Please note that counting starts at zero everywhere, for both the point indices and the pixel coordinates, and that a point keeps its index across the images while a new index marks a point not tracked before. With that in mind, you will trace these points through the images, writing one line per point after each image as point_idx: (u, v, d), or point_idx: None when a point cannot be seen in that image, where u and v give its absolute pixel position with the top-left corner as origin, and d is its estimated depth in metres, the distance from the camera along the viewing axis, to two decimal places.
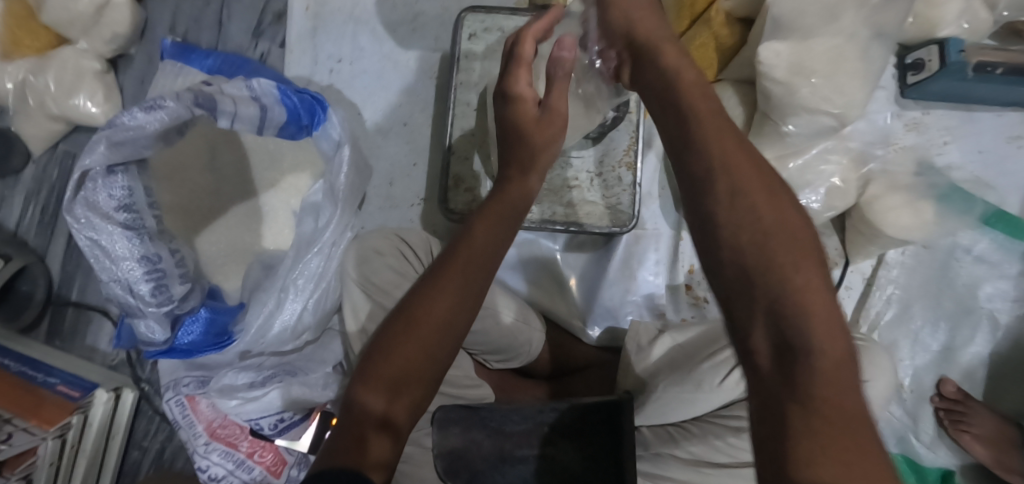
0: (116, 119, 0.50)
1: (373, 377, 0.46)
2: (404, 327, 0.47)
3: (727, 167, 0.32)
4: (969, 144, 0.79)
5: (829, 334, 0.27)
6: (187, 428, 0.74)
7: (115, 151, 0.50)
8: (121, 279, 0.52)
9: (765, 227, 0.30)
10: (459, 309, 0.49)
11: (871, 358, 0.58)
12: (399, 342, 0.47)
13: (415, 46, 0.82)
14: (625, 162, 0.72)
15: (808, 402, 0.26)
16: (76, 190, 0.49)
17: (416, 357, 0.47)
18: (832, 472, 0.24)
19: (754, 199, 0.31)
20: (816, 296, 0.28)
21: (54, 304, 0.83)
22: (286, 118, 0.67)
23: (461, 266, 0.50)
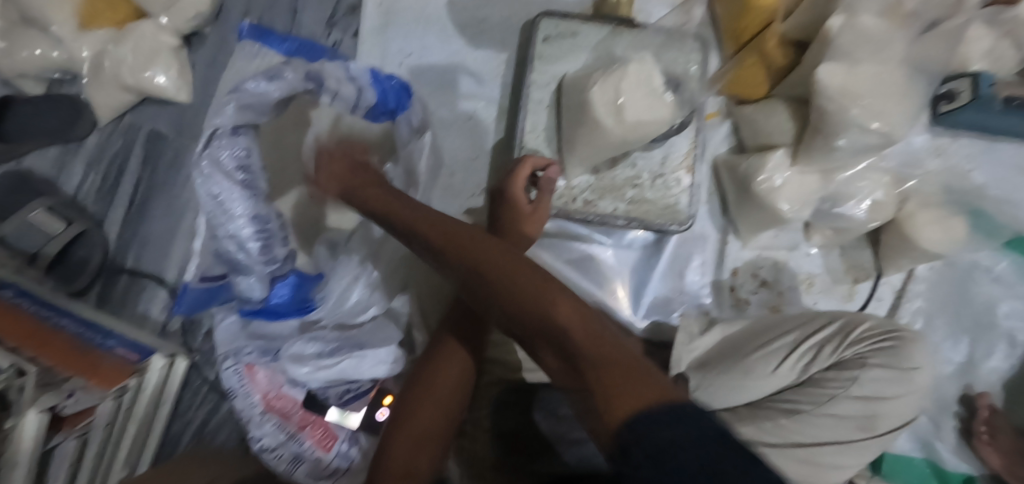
0: (243, 85, 0.53)
1: (397, 440, 0.59)
2: (419, 400, 0.61)
3: (489, 263, 0.49)
4: (991, 173, 0.85)
5: (563, 315, 0.43)
6: (242, 398, 0.73)
7: (241, 113, 0.53)
8: (233, 235, 0.54)
9: (508, 271, 0.48)
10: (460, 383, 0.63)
11: (914, 346, 0.64)
12: (415, 412, 0.60)
13: (481, 45, 0.87)
14: (684, 165, 0.76)
15: (585, 358, 0.40)
16: (207, 143, 0.52)
17: (433, 416, 0.60)
18: (615, 398, 0.36)
19: (497, 262, 0.49)
20: (525, 290, 0.46)
21: (107, 269, 0.83)
22: (377, 101, 0.69)
23: (451, 358, 0.64)
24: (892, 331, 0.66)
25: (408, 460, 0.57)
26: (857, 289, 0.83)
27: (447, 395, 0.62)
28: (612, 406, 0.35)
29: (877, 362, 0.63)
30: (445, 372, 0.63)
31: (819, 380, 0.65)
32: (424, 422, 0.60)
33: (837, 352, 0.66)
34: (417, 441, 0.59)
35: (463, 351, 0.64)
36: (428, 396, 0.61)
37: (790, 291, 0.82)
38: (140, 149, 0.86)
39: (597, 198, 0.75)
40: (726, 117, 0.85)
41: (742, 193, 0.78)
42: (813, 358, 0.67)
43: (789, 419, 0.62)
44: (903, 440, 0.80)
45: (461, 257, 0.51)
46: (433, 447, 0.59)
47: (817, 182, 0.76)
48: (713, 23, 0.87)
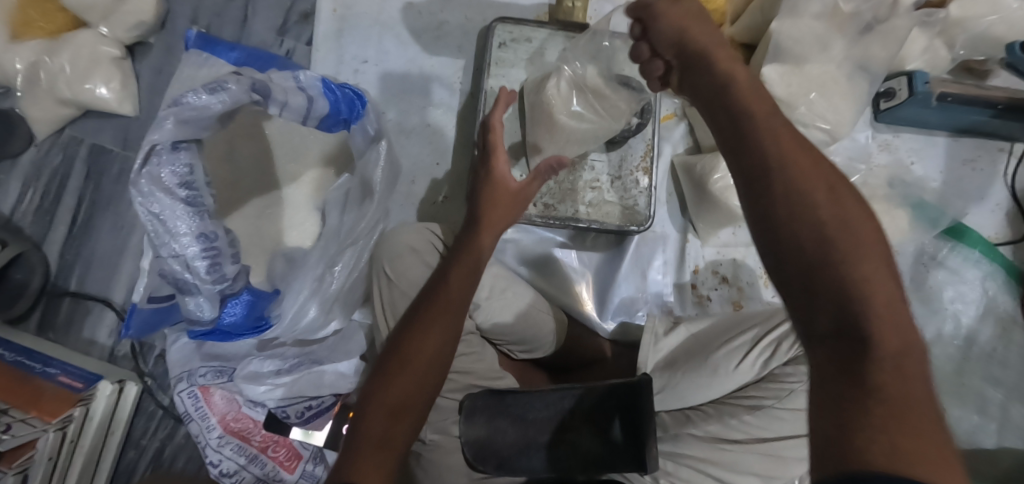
0: (182, 98, 0.50)
1: (362, 450, 0.53)
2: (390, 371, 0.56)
3: (828, 202, 0.37)
4: (930, 165, 0.90)
5: (905, 344, 0.34)
6: (199, 421, 0.72)
7: (180, 128, 0.51)
8: (179, 254, 0.54)
9: (847, 232, 0.36)
10: (438, 361, 0.57)
11: None
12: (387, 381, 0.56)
13: (438, 52, 0.86)
14: (641, 167, 0.77)
15: (871, 384, 0.33)
16: (143, 162, 0.50)
17: (398, 395, 0.55)
18: (891, 438, 0.30)
19: (858, 228, 0.36)
20: (883, 290, 0.35)
21: (47, 295, 0.79)
22: (327, 111, 0.68)
23: (417, 365, 0.56)
24: None
25: (374, 473, 0.51)
26: None
27: (407, 406, 0.55)
28: (885, 445, 0.30)
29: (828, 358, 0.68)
30: (423, 341, 0.57)
31: (779, 376, 0.68)
32: (379, 429, 0.54)
33: (794, 347, 0.69)
34: (379, 446, 0.53)
35: (432, 357, 0.57)
36: (388, 407, 0.55)
37: (749, 287, 0.84)
38: (81, 165, 0.82)
39: (556, 201, 0.76)
40: (681, 118, 0.87)
41: (699, 193, 0.80)
42: (771, 354, 0.69)
43: (754, 415, 0.65)
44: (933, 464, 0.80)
45: (810, 183, 0.37)
46: (391, 457, 0.53)
47: None
48: None
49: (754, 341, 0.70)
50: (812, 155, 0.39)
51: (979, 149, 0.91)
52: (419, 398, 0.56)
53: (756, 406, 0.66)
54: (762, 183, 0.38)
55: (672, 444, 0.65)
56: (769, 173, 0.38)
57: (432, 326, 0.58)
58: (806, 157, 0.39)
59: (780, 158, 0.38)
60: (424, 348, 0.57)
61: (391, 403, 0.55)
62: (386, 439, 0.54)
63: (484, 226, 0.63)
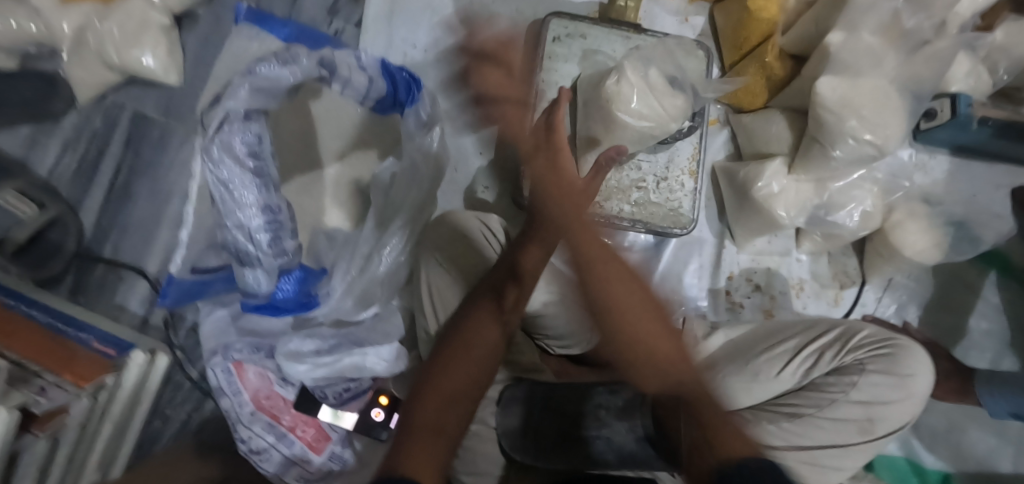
0: (257, 67, 0.52)
1: (416, 431, 0.51)
2: (443, 363, 0.58)
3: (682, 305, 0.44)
4: (964, 189, 0.91)
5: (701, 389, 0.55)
6: (231, 396, 0.71)
7: (254, 96, 0.52)
8: (243, 225, 0.54)
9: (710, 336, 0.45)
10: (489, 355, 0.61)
11: (903, 354, 0.64)
12: (443, 368, 0.58)
13: (488, 42, 0.86)
14: (688, 170, 0.77)
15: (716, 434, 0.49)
16: (216, 129, 0.51)
17: (455, 383, 0.57)
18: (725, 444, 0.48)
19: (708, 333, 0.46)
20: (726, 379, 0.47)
21: (80, 259, 0.78)
22: (386, 91, 0.66)
23: (469, 356, 0.59)
24: (888, 337, 0.65)
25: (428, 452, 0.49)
26: (842, 294, 0.87)
27: (462, 394, 0.56)
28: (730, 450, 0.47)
29: (874, 368, 0.63)
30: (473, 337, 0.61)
31: (820, 385, 0.65)
32: (434, 415, 0.53)
33: (839, 357, 0.65)
34: (430, 434, 0.51)
35: (476, 360, 0.59)
36: (445, 393, 0.55)
37: (782, 296, 0.85)
38: (123, 132, 0.81)
39: (603, 198, 0.75)
40: (724, 125, 0.88)
41: (740, 199, 0.81)
42: (814, 363, 0.66)
43: (794, 423, 0.63)
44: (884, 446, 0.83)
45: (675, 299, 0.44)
46: (444, 445, 0.51)
47: (812, 191, 0.79)
48: (713, 34, 0.90)
49: (794, 349, 0.67)
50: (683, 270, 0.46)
51: (1014, 176, 0.92)
52: (471, 388, 0.57)
53: (794, 414, 0.64)
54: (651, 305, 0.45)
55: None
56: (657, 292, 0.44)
57: (477, 337, 0.61)
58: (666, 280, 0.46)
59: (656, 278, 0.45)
60: (479, 342, 0.61)
61: (443, 393, 0.55)
62: (439, 427, 0.52)
63: (540, 231, 0.68)
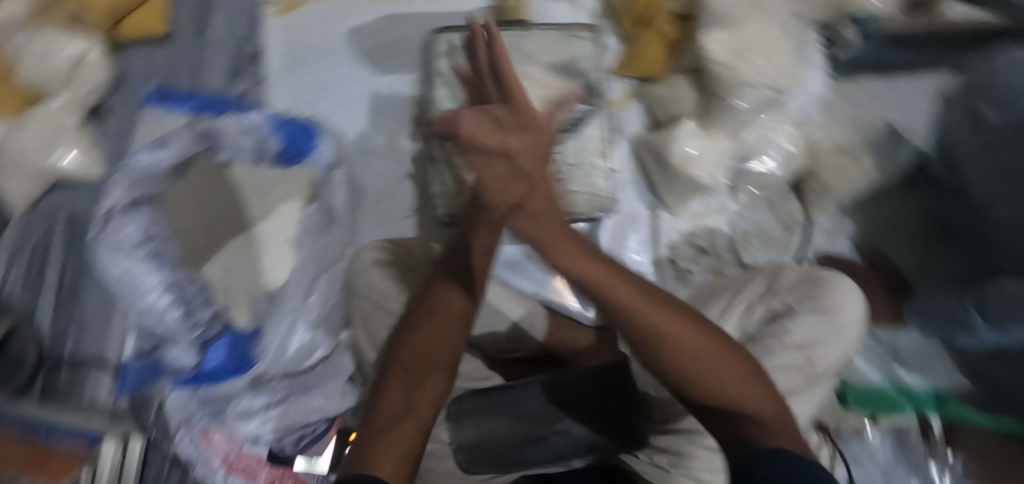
0: (135, 161, 0.72)
1: (378, 422, 0.51)
2: (411, 334, 0.56)
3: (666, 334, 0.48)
4: (899, 107, 0.89)
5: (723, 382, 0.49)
6: (202, 465, 0.72)
7: (135, 186, 0.72)
8: (154, 304, 0.71)
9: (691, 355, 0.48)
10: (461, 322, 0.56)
11: (833, 286, 0.66)
12: (411, 342, 0.55)
13: (390, 69, 0.87)
14: (598, 151, 0.78)
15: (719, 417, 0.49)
16: (103, 225, 0.70)
17: (421, 362, 0.54)
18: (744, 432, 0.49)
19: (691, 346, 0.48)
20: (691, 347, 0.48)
21: (47, 363, 0.81)
22: (281, 143, 0.75)
23: (438, 329, 0.56)
24: (813, 274, 0.69)
25: (395, 451, 0.49)
26: (795, 238, 0.85)
27: (426, 372, 0.54)
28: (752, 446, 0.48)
29: (804, 309, 0.64)
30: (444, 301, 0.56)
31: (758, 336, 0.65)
32: (398, 403, 0.52)
33: (767, 303, 0.67)
34: (393, 434, 0.50)
35: (450, 319, 0.56)
36: (402, 374, 0.54)
37: (729, 254, 0.84)
38: (62, 233, 0.84)
39: None
40: (637, 98, 0.87)
41: (662, 167, 0.81)
42: (748, 316, 0.68)
43: None
44: (855, 367, 0.82)
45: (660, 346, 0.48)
46: (405, 442, 0.50)
47: (729, 142, 0.78)
48: (607, 12, 0.89)
49: (726, 307, 0.69)
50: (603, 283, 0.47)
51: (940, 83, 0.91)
52: (445, 358, 0.55)
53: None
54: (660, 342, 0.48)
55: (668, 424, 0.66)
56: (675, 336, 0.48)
57: (456, 280, 0.57)
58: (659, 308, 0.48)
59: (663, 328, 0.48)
60: (447, 315, 0.56)
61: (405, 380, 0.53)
62: (409, 411, 0.52)
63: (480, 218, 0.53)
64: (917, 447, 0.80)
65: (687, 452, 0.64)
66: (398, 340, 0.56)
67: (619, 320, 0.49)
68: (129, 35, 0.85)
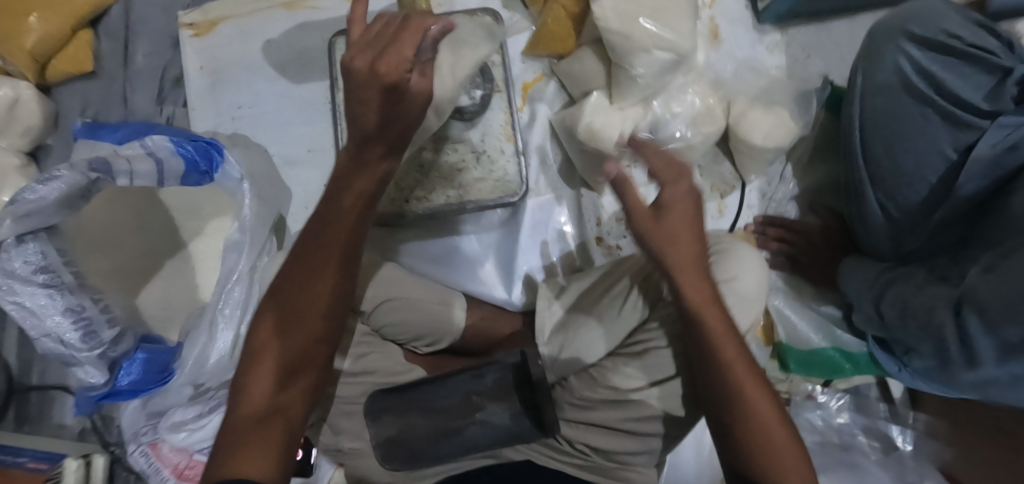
0: (19, 196, 0.57)
1: (241, 425, 0.50)
2: (280, 324, 0.53)
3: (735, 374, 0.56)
4: (831, 55, 0.86)
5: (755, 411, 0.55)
6: (155, 475, 0.76)
7: (21, 222, 0.57)
8: (52, 332, 0.60)
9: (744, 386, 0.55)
10: (330, 313, 0.54)
11: (731, 257, 0.63)
12: (281, 335, 0.52)
13: (305, 80, 0.89)
14: (505, 135, 0.77)
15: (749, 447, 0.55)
16: None
17: (290, 353, 0.52)
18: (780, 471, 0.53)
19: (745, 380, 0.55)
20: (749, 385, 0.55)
21: (17, 392, 0.86)
22: (185, 168, 0.71)
23: (303, 320, 0.53)
24: (715, 245, 0.65)
25: (264, 442, 0.50)
26: (726, 202, 0.85)
27: (287, 367, 0.52)
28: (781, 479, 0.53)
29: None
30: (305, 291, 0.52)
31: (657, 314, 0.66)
32: (262, 405, 0.51)
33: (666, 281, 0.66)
34: (259, 426, 0.50)
35: (327, 305, 0.53)
36: (274, 369, 0.52)
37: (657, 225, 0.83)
38: None
39: (428, 191, 0.75)
40: (552, 77, 0.86)
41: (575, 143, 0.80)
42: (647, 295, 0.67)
43: (643, 359, 0.65)
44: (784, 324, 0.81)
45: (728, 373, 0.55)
46: (271, 440, 0.50)
47: (640, 112, 0.77)
48: None
49: (629, 286, 0.68)
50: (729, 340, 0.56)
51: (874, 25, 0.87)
52: (311, 356, 0.54)
53: (637, 353, 0.65)
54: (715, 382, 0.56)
55: (581, 410, 0.67)
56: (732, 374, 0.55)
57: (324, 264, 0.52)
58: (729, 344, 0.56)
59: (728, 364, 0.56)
60: (319, 299, 0.53)
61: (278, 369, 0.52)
62: (277, 409, 0.52)
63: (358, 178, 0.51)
64: (875, 405, 0.83)
65: (598, 437, 0.66)
66: (264, 328, 0.53)
67: (703, 342, 0.56)
68: (57, 75, 0.88)
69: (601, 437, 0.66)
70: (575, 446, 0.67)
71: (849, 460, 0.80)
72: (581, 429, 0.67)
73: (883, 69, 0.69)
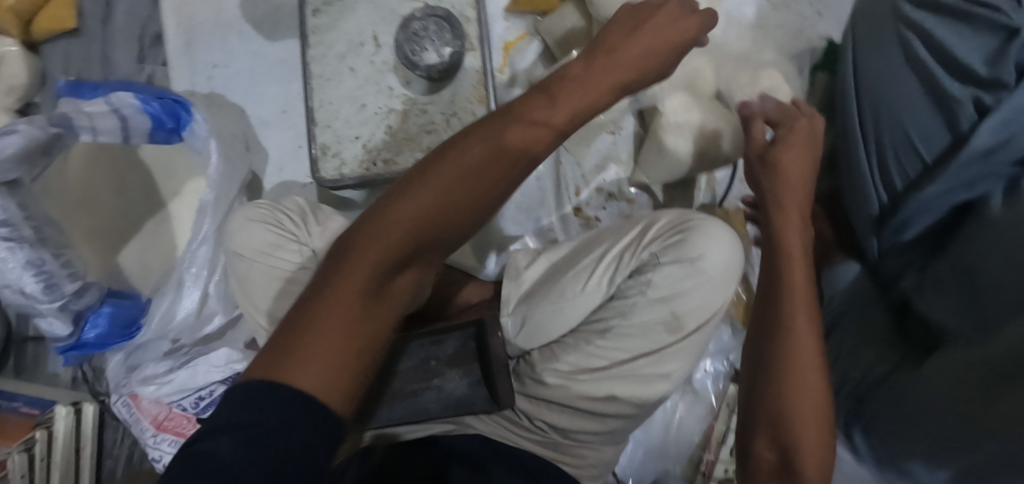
0: None
1: (338, 298, 0.37)
2: (410, 185, 0.41)
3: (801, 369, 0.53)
4: (839, 14, 0.79)
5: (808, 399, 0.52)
6: (136, 424, 0.79)
7: None
8: (14, 286, 0.60)
9: (804, 373, 0.53)
10: (461, 183, 0.41)
11: (706, 232, 0.57)
12: (408, 195, 0.41)
13: (282, 39, 0.87)
14: (475, 96, 0.73)
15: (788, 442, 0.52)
16: None
17: (412, 217, 0.40)
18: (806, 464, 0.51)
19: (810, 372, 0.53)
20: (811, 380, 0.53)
21: (13, 342, 0.90)
22: (151, 125, 0.71)
23: (449, 194, 0.41)
24: (684, 219, 0.59)
25: (330, 351, 0.35)
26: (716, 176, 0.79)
27: (426, 233, 0.40)
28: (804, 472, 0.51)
29: (667, 259, 0.57)
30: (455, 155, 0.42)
31: (623, 291, 0.60)
32: (362, 279, 0.38)
33: (635, 256, 0.60)
34: (362, 299, 0.37)
35: (498, 175, 0.42)
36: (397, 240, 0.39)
37: (638, 197, 0.80)
38: None
39: (394, 154, 0.73)
40: (535, 35, 0.82)
41: None
42: (615, 268, 0.61)
43: (606, 339, 0.60)
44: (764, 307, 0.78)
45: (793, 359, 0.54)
46: (369, 331, 0.37)
47: None
48: None
49: (598, 259, 0.62)
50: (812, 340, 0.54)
51: None
52: (444, 239, 0.42)
53: (599, 332, 0.61)
54: (774, 363, 0.54)
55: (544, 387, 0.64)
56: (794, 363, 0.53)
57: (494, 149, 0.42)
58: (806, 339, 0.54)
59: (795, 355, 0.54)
60: (468, 167, 0.41)
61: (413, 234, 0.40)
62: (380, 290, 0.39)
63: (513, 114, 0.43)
64: None
65: (556, 416, 0.64)
66: (403, 185, 0.42)
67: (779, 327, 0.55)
68: (42, 31, 0.88)
69: (561, 415, 0.64)
70: (534, 423, 0.65)
71: None
72: (541, 407, 0.65)
73: (890, 46, 0.60)
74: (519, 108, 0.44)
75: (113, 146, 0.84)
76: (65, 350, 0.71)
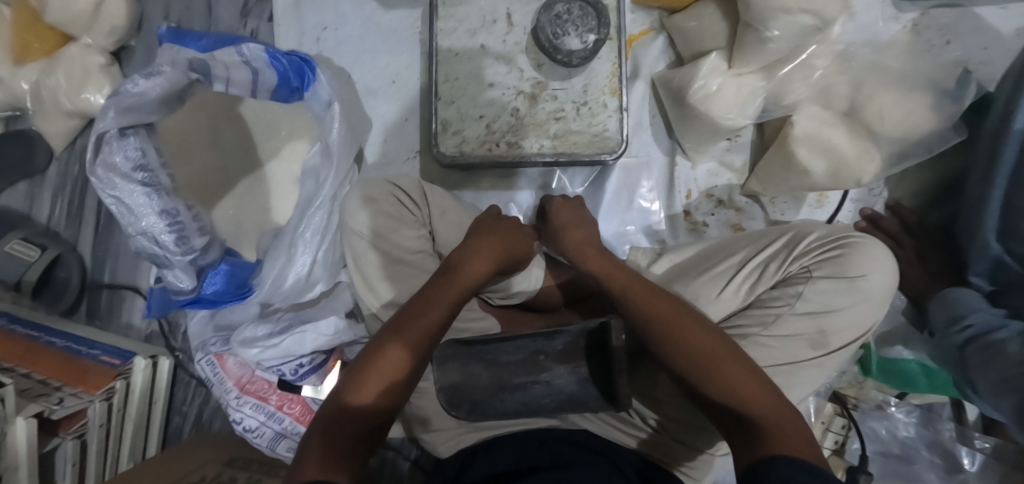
0: (122, 88, 0.56)
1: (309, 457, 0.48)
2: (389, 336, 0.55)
3: (686, 343, 0.53)
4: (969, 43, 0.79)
5: (724, 369, 0.51)
6: (218, 385, 0.76)
7: (125, 115, 0.56)
8: (147, 231, 0.60)
9: (696, 350, 0.52)
10: (425, 335, 0.55)
11: (863, 252, 0.58)
12: (378, 355, 0.54)
13: (395, 6, 0.85)
14: (608, 88, 0.72)
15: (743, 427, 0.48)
16: (95, 152, 0.56)
17: (383, 379, 0.53)
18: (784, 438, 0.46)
19: (705, 344, 0.52)
20: (714, 353, 0.52)
21: (88, 287, 0.88)
22: (277, 81, 0.69)
23: (417, 323, 0.56)
24: (840, 237, 0.60)
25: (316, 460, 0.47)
26: (827, 195, 0.80)
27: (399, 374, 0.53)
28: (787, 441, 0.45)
29: (822, 275, 0.58)
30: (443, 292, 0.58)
31: (766, 301, 0.59)
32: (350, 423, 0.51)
33: (783, 267, 0.60)
34: (337, 447, 0.48)
35: (429, 331, 0.56)
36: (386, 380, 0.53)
37: (748, 206, 0.80)
38: None
39: (520, 137, 0.72)
40: (660, 32, 0.81)
41: (679, 106, 0.75)
42: (758, 277, 0.60)
43: None
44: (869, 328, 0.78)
45: (690, 348, 0.53)
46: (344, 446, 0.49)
47: (759, 80, 0.71)
48: None
49: (738, 266, 0.62)
50: (685, 318, 0.54)
51: None
52: (406, 369, 0.54)
53: None
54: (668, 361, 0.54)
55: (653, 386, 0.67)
56: (677, 347, 0.53)
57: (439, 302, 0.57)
58: (671, 316, 0.55)
59: (680, 340, 0.53)
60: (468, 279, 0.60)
61: (377, 390, 0.52)
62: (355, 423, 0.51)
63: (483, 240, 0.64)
64: (943, 424, 0.79)
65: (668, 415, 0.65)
66: (369, 349, 0.55)
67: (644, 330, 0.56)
68: None
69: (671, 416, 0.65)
70: (644, 421, 0.65)
71: (910, 473, 0.78)
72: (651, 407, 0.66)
73: None
74: (466, 263, 0.61)
75: (208, 94, 0.81)
76: (183, 304, 0.71)
